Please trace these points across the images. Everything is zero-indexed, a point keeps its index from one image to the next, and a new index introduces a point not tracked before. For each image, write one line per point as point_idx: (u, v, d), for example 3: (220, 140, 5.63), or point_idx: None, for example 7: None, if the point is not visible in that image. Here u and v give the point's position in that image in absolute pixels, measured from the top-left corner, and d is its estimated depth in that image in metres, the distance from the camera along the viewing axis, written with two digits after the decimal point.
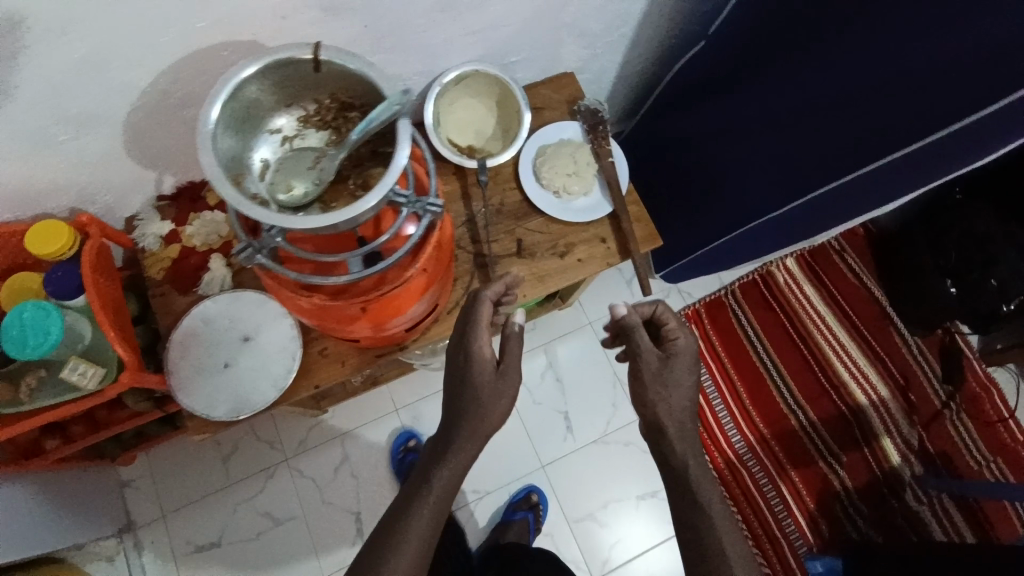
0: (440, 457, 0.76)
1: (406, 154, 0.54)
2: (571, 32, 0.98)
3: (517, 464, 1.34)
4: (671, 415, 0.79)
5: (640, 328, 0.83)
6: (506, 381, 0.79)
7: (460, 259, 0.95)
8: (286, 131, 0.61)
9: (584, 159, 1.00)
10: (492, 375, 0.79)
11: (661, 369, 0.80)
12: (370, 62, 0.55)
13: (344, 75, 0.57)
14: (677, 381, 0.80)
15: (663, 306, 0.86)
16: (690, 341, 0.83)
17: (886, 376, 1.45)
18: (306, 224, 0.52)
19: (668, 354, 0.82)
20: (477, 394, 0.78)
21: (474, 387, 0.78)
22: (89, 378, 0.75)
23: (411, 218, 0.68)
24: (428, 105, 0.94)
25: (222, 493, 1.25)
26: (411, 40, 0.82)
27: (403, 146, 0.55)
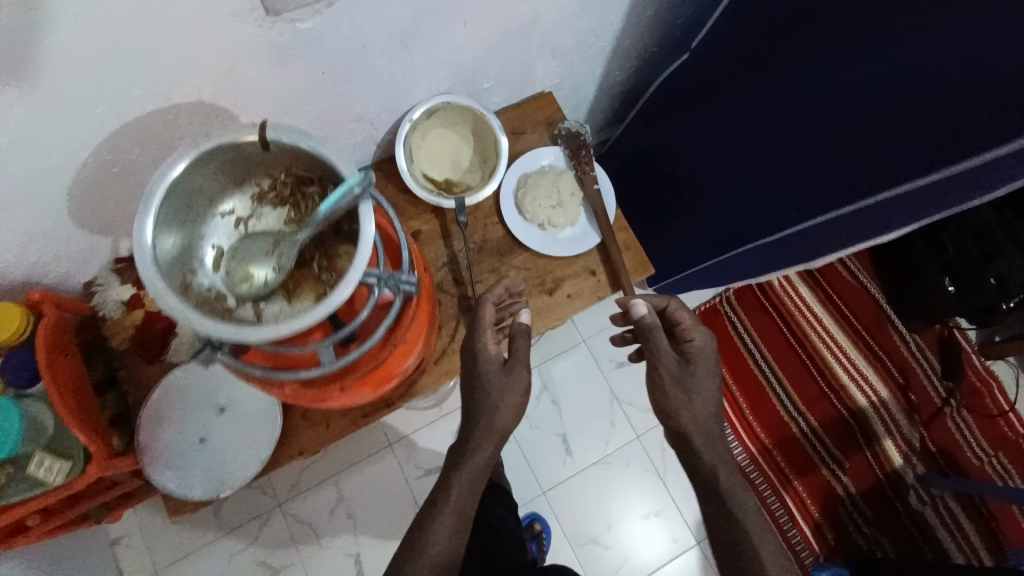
0: (438, 504, 0.73)
1: (371, 242, 0.49)
2: (546, 53, 0.92)
3: (518, 491, 1.31)
4: (696, 423, 0.74)
5: (658, 329, 0.79)
6: (507, 380, 0.76)
7: (444, 304, 0.90)
8: (239, 212, 0.56)
9: (568, 187, 0.95)
10: (500, 369, 0.77)
11: (681, 373, 0.76)
12: (321, 139, 0.50)
13: (296, 152, 0.52)
14: (698, 386, 0.76)
15: (675, 303, 0.85)
16: (707, 340, 0.80)
17: (885, 376, 1.43)
18: (265, 334, 0.46)
19: (688, 359, 0.78)
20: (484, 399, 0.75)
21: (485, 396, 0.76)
22: (57, 473, 0.71)
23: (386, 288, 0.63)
24: (399, 144, 0.88)
25: (216, 544, 1.22)
26: (372, 80, 0.76)
27: (365, 230, 0.50)
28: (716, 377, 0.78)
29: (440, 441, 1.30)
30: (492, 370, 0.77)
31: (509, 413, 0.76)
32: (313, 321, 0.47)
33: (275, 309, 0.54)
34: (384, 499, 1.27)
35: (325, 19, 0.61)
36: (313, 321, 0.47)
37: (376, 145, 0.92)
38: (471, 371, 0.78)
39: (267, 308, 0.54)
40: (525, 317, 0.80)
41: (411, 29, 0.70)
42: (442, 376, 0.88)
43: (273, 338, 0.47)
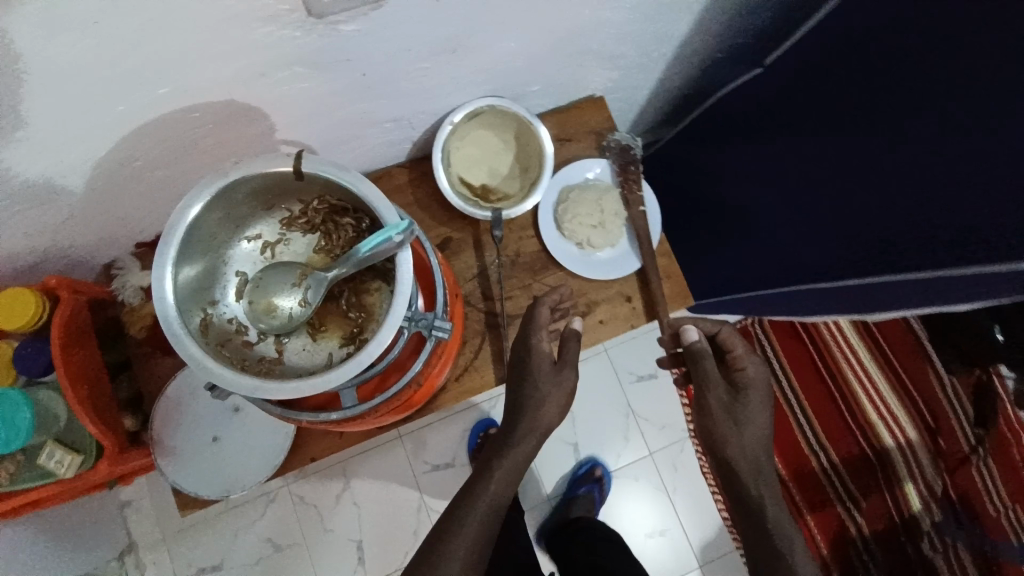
0: (462, 510, 0.69)
1: (407, 300, 0.44)
2: (601, 59, 0.85)
3: (524, 494, 1.31)
4: (745, 455, 0.71)
5: (709, 355, 0.74)
6: (555, 383, 0.75)
7: (470, 318, 0.87)
8: (267, 236, 0.52)
9: (612, 207, 0.89)
10: (550, 370, 0.75)
11: (733, 403, 0.72)
12: (360, 175, 0.45)
13: (331, 184, 0.48)
14: (749, 417, 0.72)
15: (729, 329, 0.80)
16: (760, 371, 0.76)
17: (916, 418, 1.37)
18: (288, 391, 0.43)
19: (740, 387, 0.74)
20: (532, 391, 0.74)
21: (534, 389, 0.74)
22: (67, 466, 0.70)
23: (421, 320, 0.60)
24: (438, 147, 0.83)
25: (223, 516, 1.23)
26: (414, 84, 0.71)
27: (401, 281, 0.45)
28: (767, 409, 0.73)
29: (452, 439, 1.29)
30: (543, 371, 0.75)
31: (553, 411, 0.74)
32: (339, 381, 0.44)
33: (297, 345, 0.51)
34: (390, 490, 1.26)
35: (371, 24, 0.56)
36: (339, 381, 0.44)
37: (412, 145, 0.87)
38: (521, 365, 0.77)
39: (290, 343, 0.51)
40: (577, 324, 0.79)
41: (462, 35, 0.65)
42: (463, 395, 0.85)
43: (295, 395, 0.44)
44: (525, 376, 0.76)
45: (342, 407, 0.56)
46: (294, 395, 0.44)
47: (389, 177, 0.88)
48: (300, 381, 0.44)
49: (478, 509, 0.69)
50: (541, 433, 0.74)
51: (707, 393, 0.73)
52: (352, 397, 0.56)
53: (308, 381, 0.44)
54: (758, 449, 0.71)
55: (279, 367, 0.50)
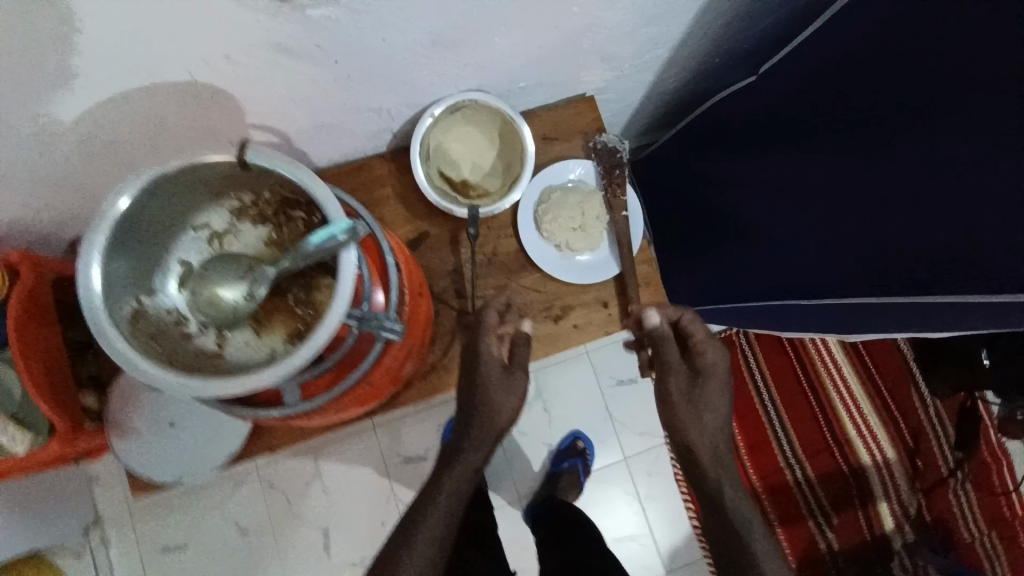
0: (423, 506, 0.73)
1: (345, 304, 0.43)
2: (595, 58, 0.82)
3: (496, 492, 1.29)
4: (703, 440, 0.72)
5: (670, 339, 0.73)
6: (504, 388, 0.75)
7: (442, 316, 0.85)
8: (216, 226, 0.51)
9: (595, 211, 0.87)
10: (500, 374, 0.75)
11: (692, 389, 0.73)
12: (308, 170, 0.44)
13: (281, 176, 0.46)
14: (708, 401, 0.73)
15: (690, 315, 0.75)
16: (719, 355, 0.74)
17: (896, 438, 1.36)
18: (214, 392, 0.42)
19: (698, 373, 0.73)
20: (481, 396, 0.74)
21: (483, 393, 0.74)
22: (19, 443, 0.69)
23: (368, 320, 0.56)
24: (417, 138, 0.80)
25: (192, 496, 1.22)
26: (393, 74, 0.68)
27: (341, 283, 0.43)
28: (726, 391, 0.74)
29: (426, 433, 1.27)
30: (493, 375, 0.74)
31: (505, 416, 0.76)
32: (270, 383, 0.43)
33: (241, 340, 0.49)
34: (361, 480, 1.25)
35: (341, 9, 0.53)
36: (271, 384, 0.43)
37: (393, 135, 0.84)
38: (471, 370, 0.75)
39: (232, 338, 0.49)
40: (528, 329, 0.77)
41: (443, 27, 0.62)
42: (429, 393, 0.84)
43: (222, 396, 0.42)
44: (478, 382, 0.74)
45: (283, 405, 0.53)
46: (222, 396, 0.42)
47: (368, 168, 0.85)
48: (228, 381, 0.42)
49: (438, 506, 0.72)
50: (489, 434, 0.76)
51: (668, 379, 0.73)
52: (295, 394, 0.54)
53: (239, 381, 0.42)
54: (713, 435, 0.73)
55: (219, 362, 0.48)
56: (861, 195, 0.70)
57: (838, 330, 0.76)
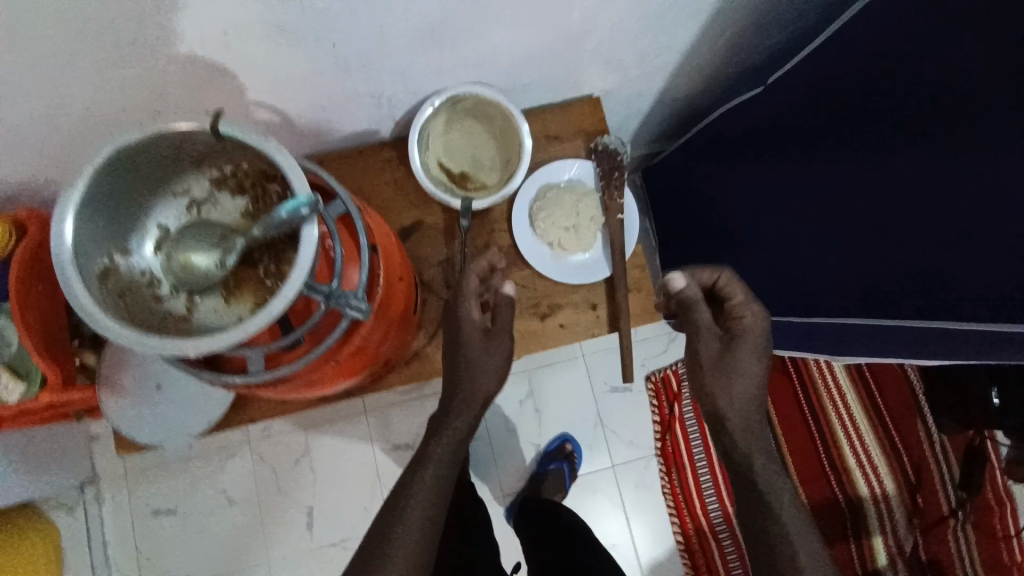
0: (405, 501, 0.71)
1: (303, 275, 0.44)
2: (599, 58, 0.81)
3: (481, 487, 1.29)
4: (735, 410, 0.68)
5: (701, 305, 0.70)
6: (487, 356, 0.74)
7: (428, 304, 0.86)
8: (195, 194, 0.52)
9: (589, 212, 0.87)
10: (481, 340, 0.74)
11: (724, 354, 0.69)
12: (276, 142, 0.45)
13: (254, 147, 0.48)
14: (743, 369, 0.68)
15: (728, 276, 0.70)
16: (759, 320, 0.70)
17: (897, 472, 1.32)
18: (168, 350, 0.43)
19: (730, 338, 0.70)
20: (462, 362, 0.74)
21: (465, 358, 0.74)
22: (12, 392, 0.74)
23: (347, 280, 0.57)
24: (416, 128, 0.81)
25: (184, 464, 1.25)
26: (392, 62, 0.69)
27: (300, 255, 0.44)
28: (763, 361, 0.70)
29: (415, 422, 1.27)
30: (473, 341, 0.74)
31: (489, 381, 0.75)
32: (225, 347, 0.44)
33: (209, 306, 0.51)
34: (348, 464, 1.26)
35: None
36: (225, 347, 0.44)
37: (394, 124, 0.85)
38: (452, 338, 0.76)
39: (201, 304, 0.50)
40: (508, 290, 0.77)
41: (442, 18, 0.63)
42: (412, 378, 0.85)
43: (176, 355, 0.43)
44: (457, 351, 0.75)
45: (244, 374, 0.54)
46: (177, 355, 0.43)
47: (369, 154, 0.87)
48: (183, 341, 0.43)
49: (419, 499, 0.71)
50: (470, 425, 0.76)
51: (699, 345, 0.70)
52: (259, 363, 0.55)
53: (194, 342, 0.43)
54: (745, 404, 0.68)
55: (186, 326, 0.49)
56: (856, 215, 0.68)
57: (828, 349, 0.76)
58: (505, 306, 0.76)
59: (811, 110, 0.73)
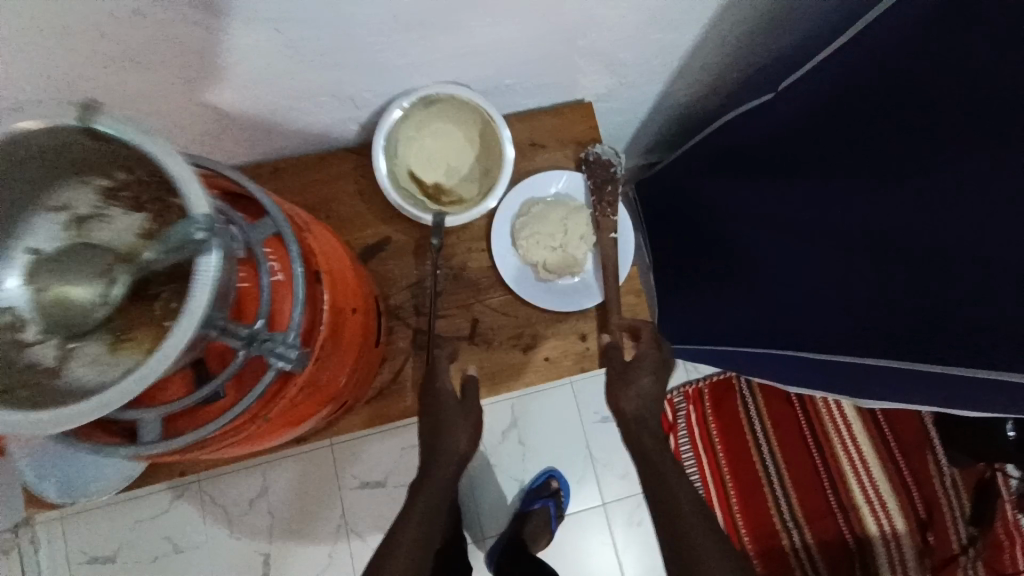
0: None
1: (198, 321, 0.34)
2: (592, 58, 0.72)
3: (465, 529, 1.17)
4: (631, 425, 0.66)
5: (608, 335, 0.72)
6: (461, 419, 0.66)
7: (396, 334, 0.75)
8: (78, 208, 0.41)
9: (578, 231, 0.76)
10: (455, 404, 0.67)
11: (621, 371, 0.68)
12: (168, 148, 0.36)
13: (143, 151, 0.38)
14: (634, 386, 0.67)
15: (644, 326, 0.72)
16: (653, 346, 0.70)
17: (906, 508, 1.23)
18: (30, 428, 0.35)
19: (628, 364, 0.69)
20: (432, 426, 0.66)
21: (439, 424, 0.66)
22: None
23: (257, 362, 0.46)
24: (381, 132, 0.71)
25: (124, 504, 1.11)
26: (355, 55, 0.59)
27: (192, 295, 0.34)
28: (659, 385, 0.68)
29: (389, 454, 1.16)
30: (446, 405, 0.67)
31: (465, 442, 0.66)
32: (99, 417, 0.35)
33: (89, 355, 0.39)
34: (311, 503, 1.14)
35: None
36: (99, 416, 0.35)
37: (360, 127, 0.75)
38: (427, 404, 0.68)
39: (78, 352, 0.39)
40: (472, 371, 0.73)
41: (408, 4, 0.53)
42: (375, 420, 0.74)
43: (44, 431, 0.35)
44: (429, 412, 0.67)
45: (138, 443, 0.43)
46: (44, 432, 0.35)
47: (331, 162, 0.77)
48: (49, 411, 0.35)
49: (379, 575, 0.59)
50: (440, 492, 0.64)
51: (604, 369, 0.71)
52: (153, 430, 0.44)
53: (62, 412, 0.35)
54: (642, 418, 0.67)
55: (55, 383, 0.38)
56: (887, 237, 0.59)
57: (848, 391, 0.66)
58: (472, 381, 0.70)
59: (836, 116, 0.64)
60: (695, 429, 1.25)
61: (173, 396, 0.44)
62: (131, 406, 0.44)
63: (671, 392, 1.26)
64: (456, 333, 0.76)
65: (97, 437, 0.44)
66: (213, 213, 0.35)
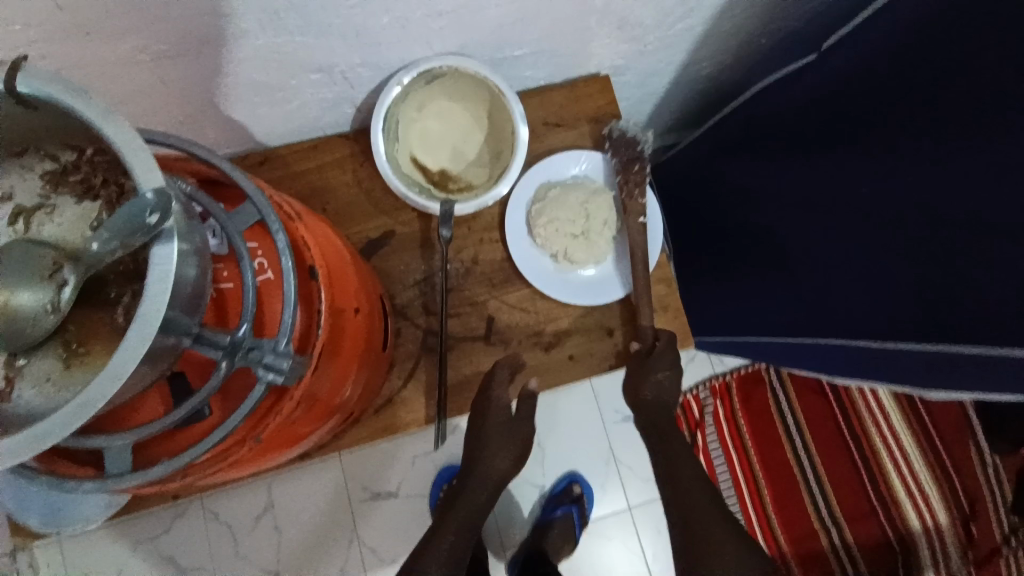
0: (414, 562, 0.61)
1: (154, 326, 0.27)
2: (608, 23, 0.65)
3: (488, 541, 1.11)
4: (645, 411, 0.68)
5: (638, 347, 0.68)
6: (505, 440, 0.68)
7: (404, 336, 0.68)
8: (19, 198, 0.34)
9: (601, 215, 0.70)
10: (502, 422, 0.67)
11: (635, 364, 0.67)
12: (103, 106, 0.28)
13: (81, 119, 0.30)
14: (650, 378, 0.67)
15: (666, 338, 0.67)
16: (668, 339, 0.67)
17: (948, 501, 1.15)
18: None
19: (650, 353, 0.67)
20: (478, 434, 0.68)
21: (484, 436, 0.68)
22: None
23: (245, 374, 0.39)
24: (380, 113, 0.64)
25: (121, 527, 1.04)
26: (343, 20, 0.52)
27: (148, 291, 0.27)
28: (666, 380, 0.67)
29: (401, 463, 1.09)
30: (494, 420, 0.67)
31: (506, 459, 0.69)
32: (39, 452, 0.26)
33: (39, 373, 0.32)
34: (318, 521, 1.07)
35: None
36: (37, 453, 0.26)
37: (355, 109, 0.68)
38: (476, 414, 0.68)
39: (28, 369, 0.32)
40: (533, 384, 0.68)
41: None
42: (385, 431, 0.67)
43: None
44: (477, 419, 0.68)
45: (104, 475, 0.35)
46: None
47: (326, 149, 0.70)
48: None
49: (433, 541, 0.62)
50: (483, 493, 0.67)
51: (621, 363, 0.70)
52: (122, 460, 0.36)
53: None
54: (654, 411, 0.68)
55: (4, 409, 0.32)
56: (960, 205, 0.52)
57: (909, 382, 0.59)
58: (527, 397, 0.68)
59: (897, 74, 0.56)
60: (723, 425, 1.18)
61: (148, 416, 0.38)
62: (92, 432, 0.36)
63: (697, 388, 1.18)
64: (471, 332, 0.70)
65: (59, 468, 0.37)
66: (168, 188, 0.28)
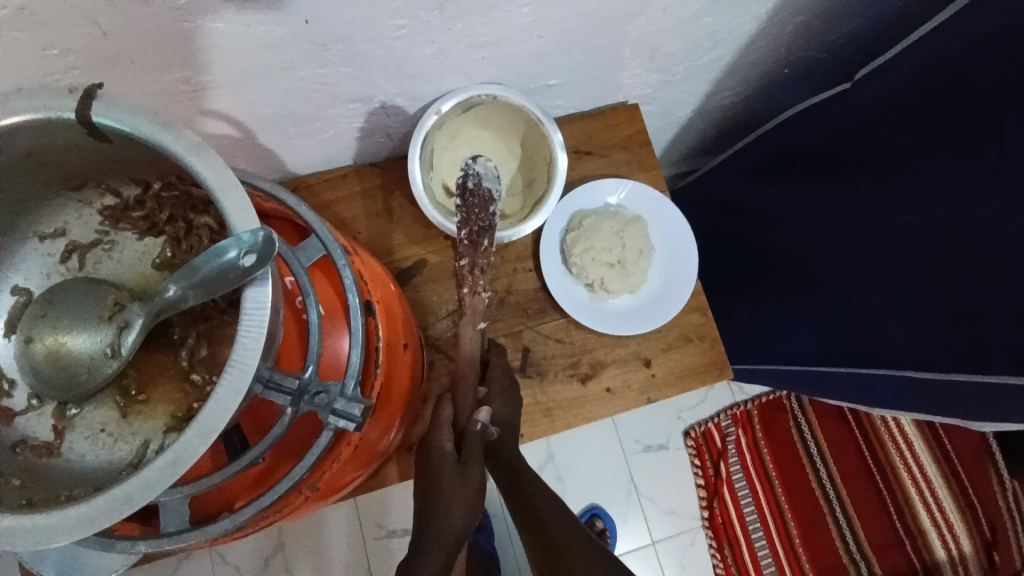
0: None
1: (248, 379, 0.26)
2: (643, 54, 0.65)
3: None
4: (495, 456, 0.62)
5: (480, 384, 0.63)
6: (463, 487, 0.55)
7: (437, 370, 0.66)
8: (80, 236, 0.36)
9: (636, 243, 0.69)
10: (451, 466, 0.56)
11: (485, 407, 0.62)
12: (192, 142, 0.29)
13: (155, 154, 0.31)
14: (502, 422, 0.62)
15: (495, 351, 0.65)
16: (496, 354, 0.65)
17: (975, 530, 1.12)
18: (25, 543, 0.25)
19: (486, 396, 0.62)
20: (431, 477, 0.56)
21: (434, 493, 0.55)
22: None
23: (307, 419, 0.38)
24: (416, 142, 0.62)
25: None
26: (388, 52, 0.51)
27: (239, 338, 0.26)
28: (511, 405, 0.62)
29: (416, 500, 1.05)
30: (443, 469, 0.56)
31: (463, 510, 0.55)
32: (124, 518, 0.25)
33: (96, 422, 0.32)
34: (332, 561, 1.02)
35: None
36: (123, 517, 0.25)
37: (388, 139, 0.67)
38: (421, 476, 0.57)
39: (80, 419, 0.32)
40: (482, 416, 0.58)
41: None
42: None
43: (43, 545, 0.25)
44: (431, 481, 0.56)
45: (160, 534, 0.35)
46: (42, 548, 0.25)
47: (355, 179, 0.69)
48: (56, 514, 0.25)
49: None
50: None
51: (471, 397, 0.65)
52: (176, 517, 0.35)
53: (70, 514, 0.25)
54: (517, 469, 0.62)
55: (53, 463, 0.31)
56: None
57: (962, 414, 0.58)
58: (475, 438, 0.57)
59: (950, 99, 0.58)
60: (745, 454, 1.15)
61: (195, 472, 0.35)
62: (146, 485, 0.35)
63: (717, 417, 1.17)
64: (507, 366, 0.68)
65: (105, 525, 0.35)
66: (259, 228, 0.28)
